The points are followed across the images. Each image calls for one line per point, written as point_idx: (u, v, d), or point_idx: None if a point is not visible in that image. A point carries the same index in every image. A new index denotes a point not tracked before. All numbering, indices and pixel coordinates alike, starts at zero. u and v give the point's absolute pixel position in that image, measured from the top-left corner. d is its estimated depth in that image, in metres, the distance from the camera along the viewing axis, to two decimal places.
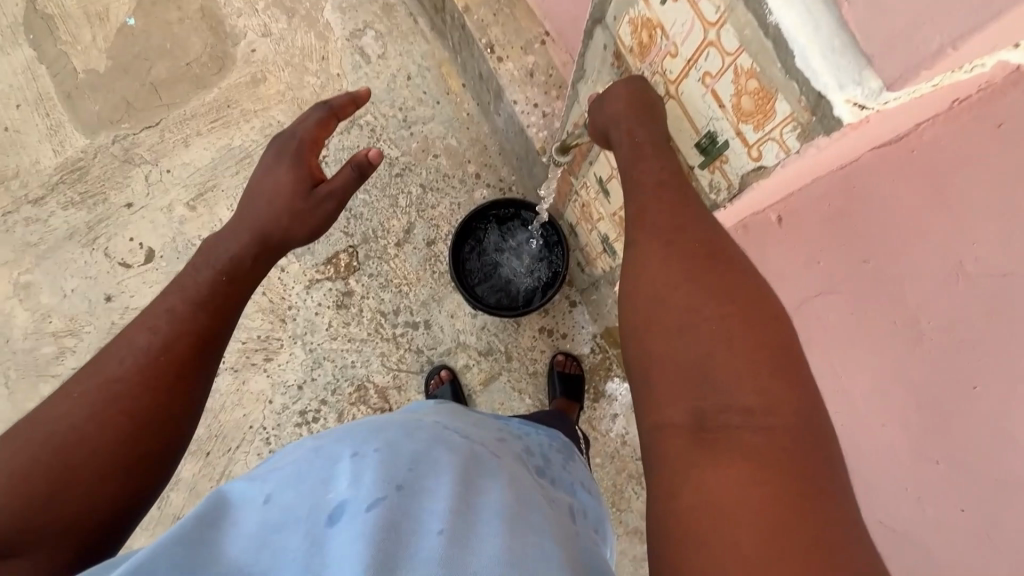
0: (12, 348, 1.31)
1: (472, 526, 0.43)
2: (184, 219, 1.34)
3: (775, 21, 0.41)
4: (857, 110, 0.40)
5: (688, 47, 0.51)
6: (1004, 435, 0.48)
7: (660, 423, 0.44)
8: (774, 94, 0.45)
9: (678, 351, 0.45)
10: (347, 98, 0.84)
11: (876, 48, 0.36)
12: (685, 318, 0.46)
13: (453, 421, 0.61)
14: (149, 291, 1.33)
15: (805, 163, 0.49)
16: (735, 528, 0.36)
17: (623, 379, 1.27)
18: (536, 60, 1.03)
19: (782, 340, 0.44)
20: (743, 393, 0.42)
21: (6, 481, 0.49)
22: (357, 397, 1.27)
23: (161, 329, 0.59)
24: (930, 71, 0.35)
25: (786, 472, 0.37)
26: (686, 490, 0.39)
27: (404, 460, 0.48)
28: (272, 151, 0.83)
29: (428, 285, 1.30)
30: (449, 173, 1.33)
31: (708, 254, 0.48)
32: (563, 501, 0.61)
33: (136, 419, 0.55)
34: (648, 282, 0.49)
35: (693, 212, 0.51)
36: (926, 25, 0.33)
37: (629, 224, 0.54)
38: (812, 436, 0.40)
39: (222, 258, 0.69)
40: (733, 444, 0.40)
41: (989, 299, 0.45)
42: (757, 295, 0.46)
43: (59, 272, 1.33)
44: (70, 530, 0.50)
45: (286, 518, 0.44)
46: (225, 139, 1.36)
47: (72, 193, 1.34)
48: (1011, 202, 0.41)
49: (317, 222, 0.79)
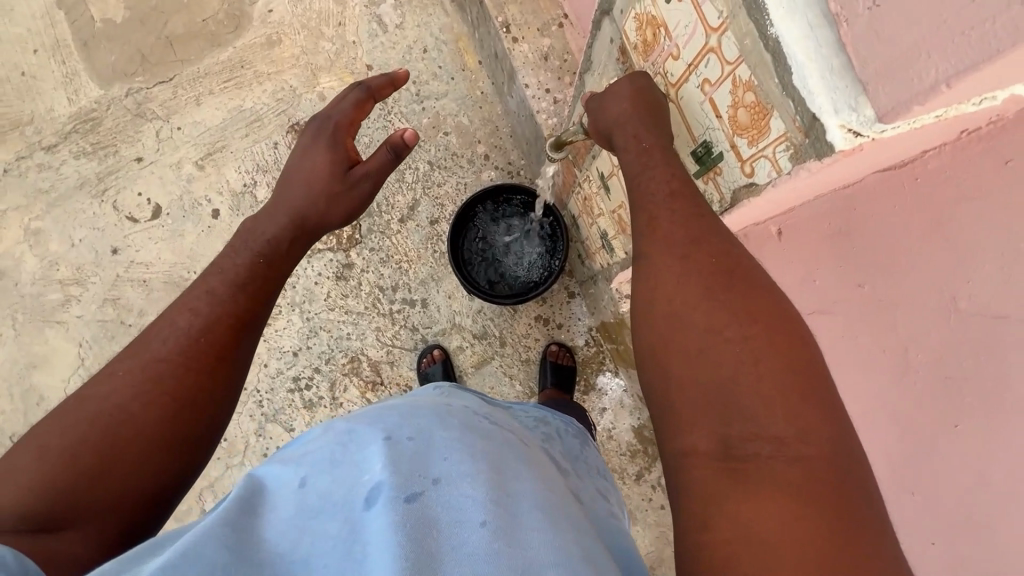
0: (20, 292, 1.34)
1: (513, 517, 0.43)
2: (192, 177, 1.35)
3: (776, 33, 0.39)
4: (851, 138, 0.37)
5: (690, 52, 0.49)
6: (979, 479, 0.47)
7: (684, 450, 0.44)
8: (769, 110, 0.43)
9: (700, 374, 0.45)
10: (386, 79, 0.82)
11: (872, 76, 0.33)
12: (706, 339, 0.45)
13: (482, 407, 0.62)
14: (154, 248, 1.34)
15: (818, 183, 0.47)
16: (775, 563, 0.35)
17: (615, 374, 1.27)
18: (551, 44, 1.00)
19: (810, 363, 0.43)
20: (773, 422, 0.41)
21: (55, 458, 0.50)
22: (350, 368, 1.28)
23: (201, 311, 0.61)
24: (925, 106, 0.32)
25: (825, 507, 0.37)
26: (720, 523, 0.39)
27: (437, 449, 0.48)
28: (313, 127, 0.81)
29: (428, 264, 1.29)
30: (458, 152, 1.31)
31: (731, 271, 0.47)
32: (589, 488, 0.61)
33: (181, 399, 0.56)
34: (666, 300, 0.48)
35: (707, 222, 0.50)
36: (921, 58, 0.30)
37: (639, 236, 0.52)
38: (847, 468, 0.39)
39: (259, 242, 0.70)
40: (764, 474, 0.40)
41: (979, 342, 0.44)
42: (781, 314, 0.45)
43: (68, 221, 1.35)
44: (113, 510, 0.51)
45: (324, 505, 0.45)
46: (236, 100, 1.35)
47: (84, 143, 1.35)
48: (1013, 238, 0.39)
49: (353, 203, 0.78)
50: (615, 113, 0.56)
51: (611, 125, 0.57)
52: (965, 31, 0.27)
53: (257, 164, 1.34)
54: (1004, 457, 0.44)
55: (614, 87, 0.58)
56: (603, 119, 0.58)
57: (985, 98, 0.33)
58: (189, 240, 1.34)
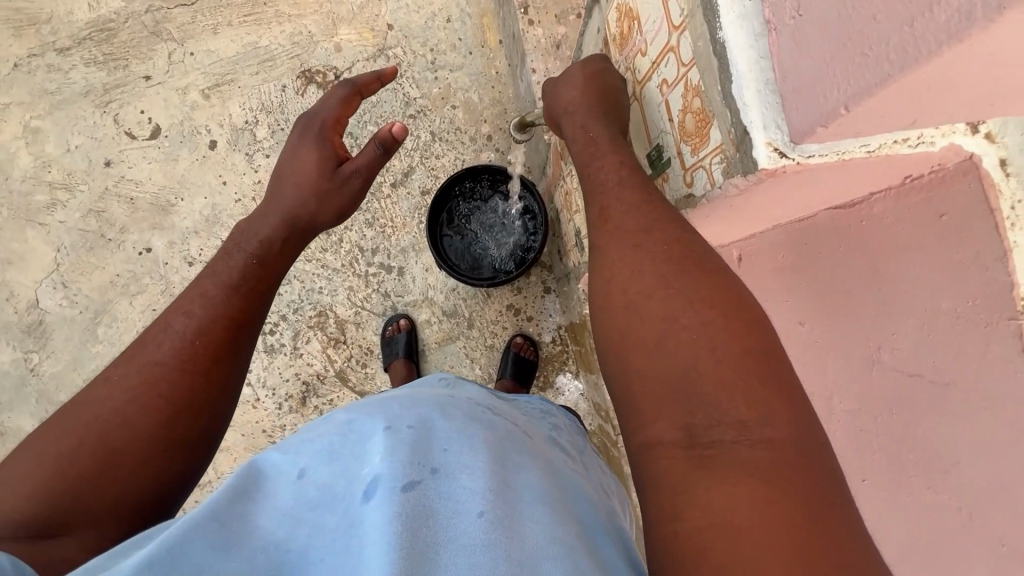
0: (10, 187, 1.34)
1: (513, 506, 0.40)
2: (196, 105, 1.34)
3: (723, 38, 0.37)
4: (776, 157, 0.36)
5: (655, 49, 0.49)
6: (880, 534, 0.50)
7: (647, 441, 0.40)
8: (711, 118, 0.41)
9: (659, 365, 0.41)
10: (374, 75, 0.80)
11: (790, 89, 0.33)
12: (662, 328, 0.42)
13: (485, 398, 0.59)
14: (146, 167, 1.34)
15: (787, 200, 0.45)
16: (747, 553, 0.32)
17: (574, 376, 1.26)
18: (566, 32, 0.98)
19: (767, 344, 0.39)
20: (733, 407, 0.37)
21: (54, 466, 0.51)
22: (316, 322, 1.28)
23: (196, 313, 0.61)
24: (830, 128, 0.32)
25: (795, 492, 0.33)
26: (693, 513, 0.35)
27: (437, 440, 0.46)
28: (296, 134, 0.81)
29: (412, 234, 1.29)
30: (462, 127, 1.30)
31: (688, 258, 0.44)
32: (598, 478, 0.57)
33: (176, 402, 0.56)
34: (623, 289, 0.45)
35: (658, 208, 0.47)
36: (830, 76, 0.30)
37: (593, 229, 0.50)
38: (812, 450, 0.35)
39: (254, 242, 0.70)
40: (731, 462, 0.36)
41: (894, 400, 0.46)
42: (738, 297, 0.42)
43: (67, 125, 1.35)
44: (116, 514, 0.51)
45: (323, 497, 0.43)
46: (253, 35, 1.34)
47: (97, 52, 1.35)
48: (934, 299, 0.42)
49: (344, 200, 0.78)
50: (587, 112, 0.55)
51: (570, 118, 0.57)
52: (865, 51, 0.28)
53: (261, 104, 1.33)
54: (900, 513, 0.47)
55: (569, 77, 0.59)
56: (570, 107, 0.57)
57: (919, 141, 0.39)
58: (182, 166, 1.34)
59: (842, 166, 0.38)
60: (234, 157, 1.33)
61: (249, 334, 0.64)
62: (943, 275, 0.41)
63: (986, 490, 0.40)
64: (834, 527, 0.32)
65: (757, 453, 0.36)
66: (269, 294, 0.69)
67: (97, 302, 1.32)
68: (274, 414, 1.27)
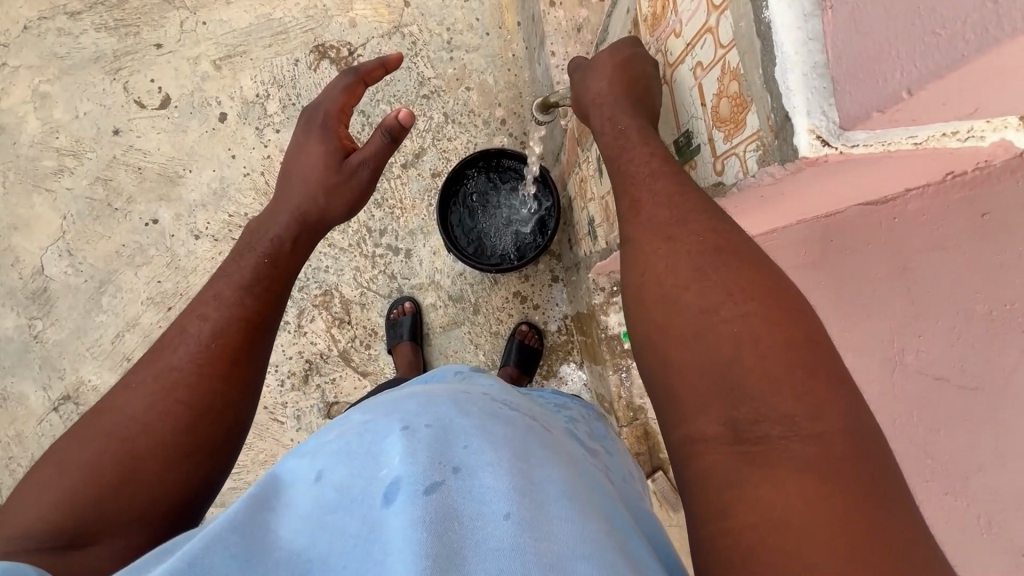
0: (17, 151, 1.33)
1: (540, 507, 0.40)
2: (207, 76, 1.32)
3: (768, 18, 0.36)
4: (818, 145, 0.35)
5: (690, 30, 0.47)
6: None
7: (691, 436, 0.39)
8: (748, 103, 0.40)
9: (701, 357, 0.40)
10: (377, 63, 0.78)
11: (844, 73, 0.32)
12: (701, 321, 0.41)
13: (501, 392, 0.58)
14: (155, 138, 1.32)
15: (818, 191, 0.44)
16: (804, 552, 0.31)
17: (578, 366, 1.25)
18: (587, 15, 0.96)
19: (814, 336, 0.38)
20: (780, 401, 0.36)
21: (80, 474, 0.51)
22: (321, 301, 1.27)
23: (211, 317, 0.60)
24: (886, 114, 0.31)
25: (847, 486, 0.33)
26: (740, 511, 0.35)
27: (457, 437, 0.45)
28: (300, 127, 0.79)
29: (421, 216, 1.27)
30: (476, 110, 1.28)
31: (723, 249, 0.42)
32: (618, 469, 0.57)
33: (196, 408, 0.56)
34: (656, 281, 0.44)
35: (692, 200, 0.46)
36: (891, 58, 0.29)
37: (627, 223, 0.48)
38: (865, 442, 0.35)
39: (266, 240, 0.69)
40: (779, 458, 0.35)
41: (917, 402, 0.46)
42: (780, 287, 0.41)
43: (76, 91, 1.33)
44: (144, 522, 0.52)
45: (343, 499, 0.42)
46: (267, 7, 1.31)
47: (108, 17, 1.33)
48: (969, 300, 0.41)
49: (352, 192, 0.77)
50: (607, 105, 0.54)
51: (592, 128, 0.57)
52: (936, 30, 0.27)
53: (273, 77, 1.31)
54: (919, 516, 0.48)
55: (595, 66, 0.57)
56: (592, 103, 0.56)
57: (969, 135, 0.37)
58: (191, 137, 1.32)
59: (885, 158, 0.36)
60: (244, 130, 1.31)
61: (266, 334, 0.63)
62: (978, 277, 0.41)
63: (1008, 496, 0.40)
64: (889, 517, 0.32)
65: (806, 448, 0.35)
66: (285, 293, 0.67)
67: (103, 272, 1.31)
68: (277, 391, 1.27)
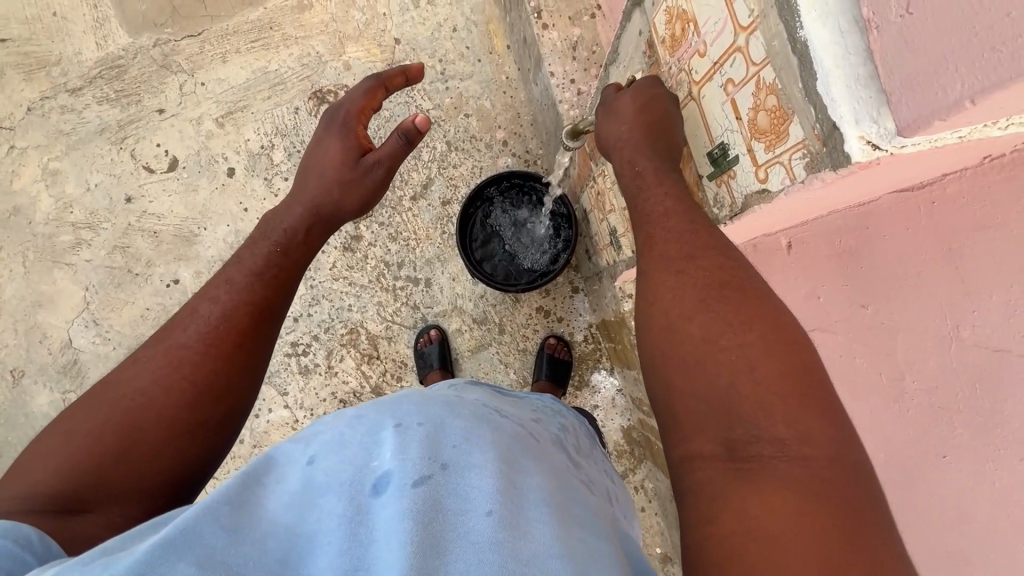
0: (33, 230, 1.35)
1: (521, 508, 0.40)
2: (210, 134, 1.35)
3: (804, 36, 0.39)
4: (869, 150, 0.38)
5: (716, 50, 0.51)
6: (961, 512, 0.52)
7: (690, 455, 0.42)
8: (790, 115, 0.43)
9: (698, 384, 0.43)
10: (398, 70, 0.81)
11: (895, 87, 0.35)
12: (703, 350, 0.44)
13: (492, 400, 0.58)
14: (168, 201, 1.35)
15: (841, 189, 0.47)
16: (783, 562, 0.33)
17: (609, 372, 1.26)
18: (581, 33, 0.99)
19: (810, 370, 0.41)
20: (773, 425, 0.39)
21: (83, 441, 0.52)
22: (348, 339, 1.29)
23: (221, 298, 0.62)
24: (946, 122, 0.33)
25: (827, 505, 0.35)
26: (725, 519, 0.37)
27: (449, 433, 0.45)
28: (321, 125, 0.82)
29: (436, 244, 1.29)
30: (477, 135, 1.30)
31: (726, 285, 0.46)
32: (599, 484, 0.57)
33: (198, 383, 0.57)
34: (665, 313, 0.47)
35: (707, 229, 0.50)
36: (948, 71, 0.31)
37: (643, 254, 0.52)
38: (852, 470, 0.37)
39: (278, 230, 0.71)
40: (769, 476, 0.37)
41: (978, 378, 0.49)
42: (775, 320, 0.43)
43: (85, 164, 1.36)
44: (142, 490, 0.53)
45: (332, 484, 0.42)
46: (261, 61, 1.35)
47: (108, 89, 1.36)
48: (1010, 272, 0.45)
49: (366, 190, 0.78)
50: (622, 130, 0.59)
51: (617, 145, 0.60)
52: (997, 46, 0.29)
53: (276, 128, 1.34)
54: (1002, 497, 0.48)
55: (620, 102, 0.60)
56: (615, 128, 0.60)
57: (1010, 123, 0.37)
58: (202, 196, 1.35)
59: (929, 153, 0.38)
60: (253, 182, 1.34)
61: (271, 325, 0.64)
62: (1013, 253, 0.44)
63: None
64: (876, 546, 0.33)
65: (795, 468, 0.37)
66: (293, 283, 0.68)
67: (130, 338, 1.33)
68: None
